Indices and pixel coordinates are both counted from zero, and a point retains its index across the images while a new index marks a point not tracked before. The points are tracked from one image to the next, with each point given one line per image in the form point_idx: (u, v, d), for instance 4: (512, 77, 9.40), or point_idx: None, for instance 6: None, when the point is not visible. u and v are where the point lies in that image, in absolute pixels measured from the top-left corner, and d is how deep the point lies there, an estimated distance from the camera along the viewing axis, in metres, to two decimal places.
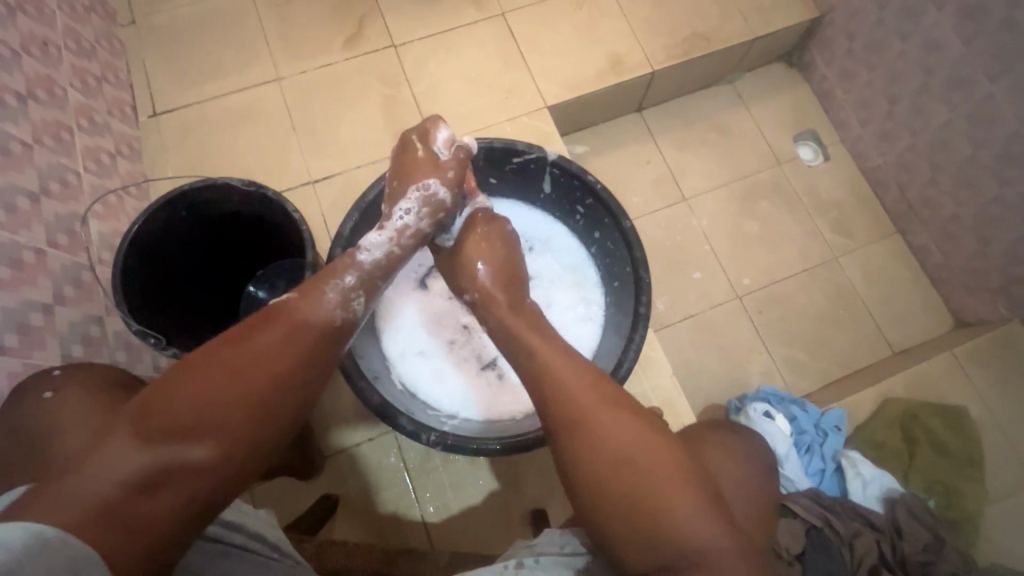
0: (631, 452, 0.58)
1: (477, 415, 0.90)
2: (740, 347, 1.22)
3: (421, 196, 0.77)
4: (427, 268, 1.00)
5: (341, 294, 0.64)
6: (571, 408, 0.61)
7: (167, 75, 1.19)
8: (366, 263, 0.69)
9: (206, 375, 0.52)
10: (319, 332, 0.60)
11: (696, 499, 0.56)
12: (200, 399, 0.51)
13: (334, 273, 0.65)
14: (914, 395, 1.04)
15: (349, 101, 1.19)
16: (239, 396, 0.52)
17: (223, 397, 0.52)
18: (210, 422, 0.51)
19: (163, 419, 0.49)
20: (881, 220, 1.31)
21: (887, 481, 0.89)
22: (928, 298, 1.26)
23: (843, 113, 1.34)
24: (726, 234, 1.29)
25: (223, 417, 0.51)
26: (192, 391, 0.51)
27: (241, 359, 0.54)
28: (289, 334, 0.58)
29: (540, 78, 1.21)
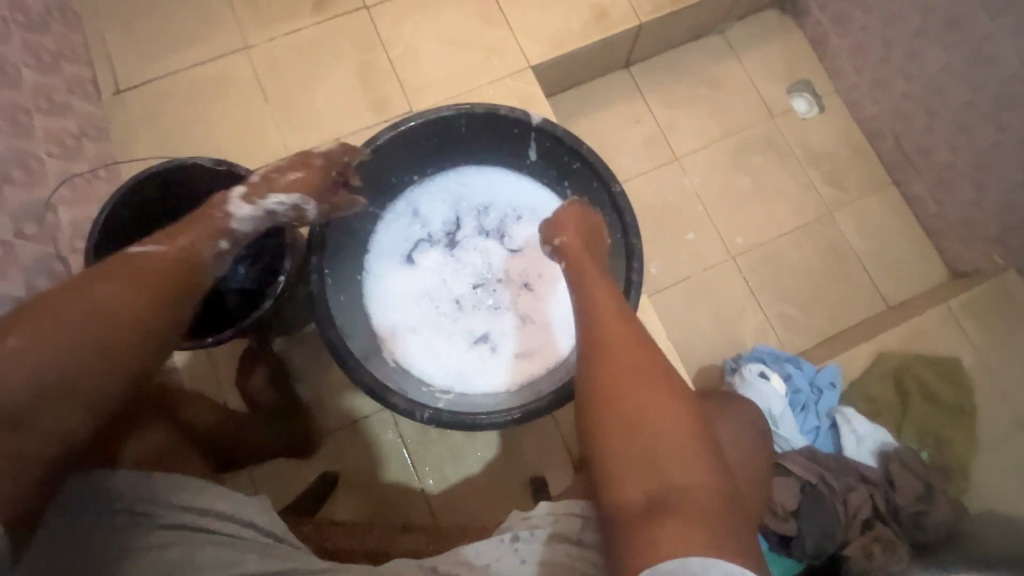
0: (640, 392, 0.57)
1: (472, 388, 0.90)
2: (734, 308, 1.21)
3: (299, 204, 0.76)
4: (411, 241, 0.97)
5: (216, 254, 0.66)
6: (599, 338, 0.62)
7: (126, 47, 1.13)
8: (236, 233, 0.69)
9: (44, 314, 0.50)
10: (175, 273, 0.60)
11: (686, 450, 0.55)
12: (33, 341, 0.48)
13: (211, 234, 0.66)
14: (908, 348, 1.04)
15: (322, 69, 1.14)
16: (86, 335, 0.51)
17: (52, 341, 0.49)
18: (35, 365, 0.48)
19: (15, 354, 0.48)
20: (877, 171, 1.28)
21: (879, 436, 0.89)
22: (923, 249, 1.24)
23: (837, 60, 1.29)
24: (718, 193, 1.26)
25: (59, 365, 0.49)
26: (24, 332, 0.48)
27: (84, 300, 0.52)
28: (141, 276, 0.57)
29: (522, 36, 1.15)
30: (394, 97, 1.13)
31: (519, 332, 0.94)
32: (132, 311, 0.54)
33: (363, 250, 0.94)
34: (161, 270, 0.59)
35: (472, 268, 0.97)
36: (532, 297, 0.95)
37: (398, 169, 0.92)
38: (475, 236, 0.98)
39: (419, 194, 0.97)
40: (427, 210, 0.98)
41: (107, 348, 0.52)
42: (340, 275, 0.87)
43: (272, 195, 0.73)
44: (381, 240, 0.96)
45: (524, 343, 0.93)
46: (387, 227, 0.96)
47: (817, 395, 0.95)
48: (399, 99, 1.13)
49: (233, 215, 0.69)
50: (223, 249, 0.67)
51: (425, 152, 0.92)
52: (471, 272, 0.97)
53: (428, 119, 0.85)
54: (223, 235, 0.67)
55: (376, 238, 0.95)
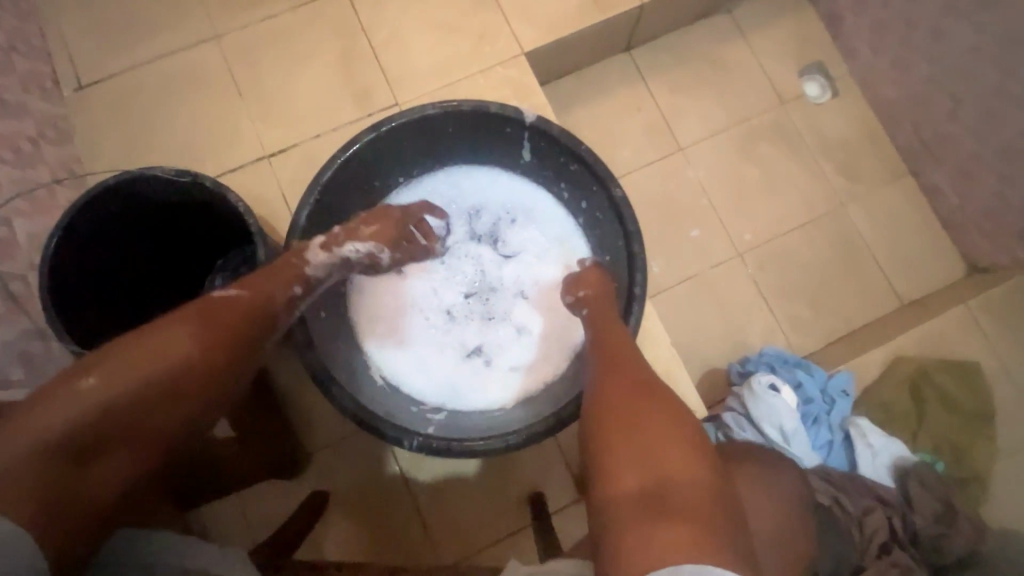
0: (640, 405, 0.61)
1: (465, 405, 0.85)
2: (742, 308, 1.15)
3: (372, 251, 0.79)
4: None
5: (288, 301, 0.69)
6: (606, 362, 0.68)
7: (87, 38, 1.04)
8: (309, 278, 0.71)
9: (123, 354, 0.54)
10: (252, 317, 0.64)
11: (678, 447, 0.58)
12: (113, 380, 0.53)
13: (286, 280, 0.69)
14: (926, 352, 0.99)
15: (299, 59, 1.05)
16: (173, 373, 0.56)
17: (131, 382, 0.54)
18: (113, 403, 0.52)
19: (114, 384, 0.53)
20: (893, 160, 1.21)
21: (895, 449, 0.85)
22: (940, 243, 1.18)
23: (853, 40, 1.20)
24: (725, 186, 1.19)
25: (134, 404, 0.54)
26: (105, 370, 0.53)
27: (159, 343, 0.56)
28: (221, 319, 0.61)
29: (514, 19, 1.06)
30: (377, 88, 1.05)
31: (515, 345, 0.89)
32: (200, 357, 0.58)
33: None
34: (232, 317, 0.62)
35: (464, 275, 0.91)
36: (528, 307, 0.90)
37: (380, 173, 0.85)
38: (466, 241, 0.91)
39: (405, 197, 0.91)
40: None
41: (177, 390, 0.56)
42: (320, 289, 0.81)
43: (348, 243, 0.76)
44: None
45: (521, 357, 0.88)
46: None
47: (827, 404, 0.91)
48: (383, 91, 1.05)
49: (310, 262, 0.71)
50: (297, 295, 0.70)
51: (409, 152, 0.85)
52: (463, 280, 0.91)
53: (411, 118, 0.78)
54: (298, 281, 0.70)
55: None
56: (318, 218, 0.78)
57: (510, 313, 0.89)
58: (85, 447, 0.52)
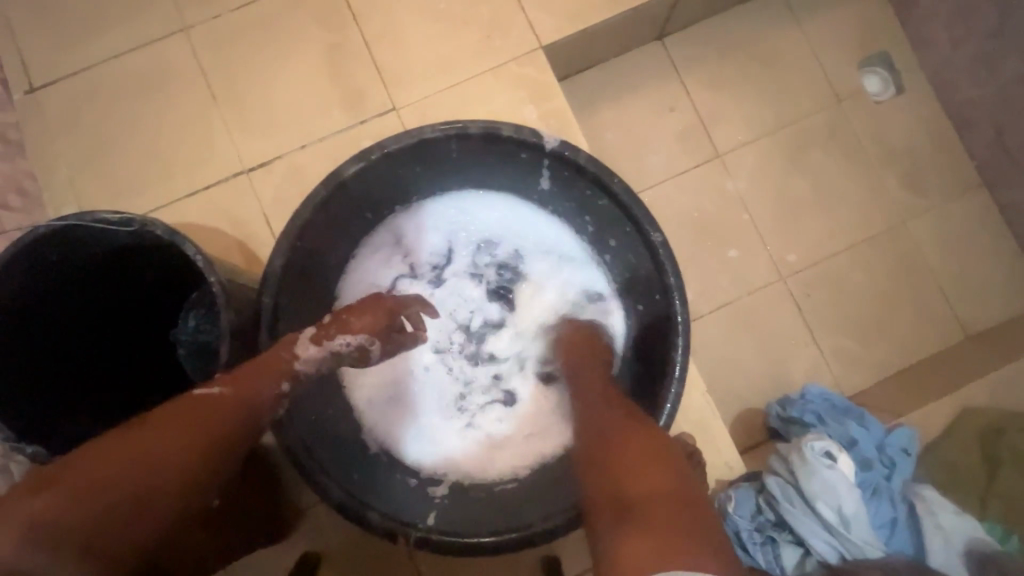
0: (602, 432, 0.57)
1: (469, 469, 0.74)
2: (784, 340, 1.02)
3: (365, 344, 0.66)
4: (389, 277, 0.78)
5: (276, 398, 0.58)
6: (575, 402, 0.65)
7: (40, 31, 0.91)
8: (297, 377, 0.60)
9: (86, 463, 0.46)
10: (234, 409, 0.54)
11: (642, 458, 0.51)
12: (70, 491, 0.44)
13: (270, 380, 0.58)
14: (1000, 403, 0.86)
15: (281, 56, 0.91)
16: (134, 479, 0.47)
17: (90, 497, 0.45)
18: (64, 523, 0.44)
19: (63, 497, 0.44)
20: (964, 171, 1.05)
21: (971, 530, 0.73)
22: (1013, 267, 1.03)
23: (925, 27, 1.03)
24: (768, 199, 1.05)
25: (90, 527, 0.44)
26: (62, 483, 0.45)
27: (128, 447, 0.48)
28: (199, 416, 0.52)
29: (530, 6, 0.91)
30: (372, 90, 0.90)
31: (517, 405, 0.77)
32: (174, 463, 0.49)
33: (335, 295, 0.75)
34: (216, 413, 0.53)
35: (460, 311, 0.79)
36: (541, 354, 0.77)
37: (372, 203, 0.72)
38: (464, 274, 0.80)
39: (406, 223, 0.78)
40: (416, 238, 0.79)
41: (146, 507, 0.47)
42: None
43: (338, 335, 0.64)
44: (354, 280, 0.76)
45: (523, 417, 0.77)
46: (360, 263, 0.77)
47: (887, 466, 0.80)
48: (378, 93, 0.90)
49: (298, 358, 0.60)
50: (285, 391, 0.59)
51: (405, 180, 0.72)
52: (462, 318, 0.79)
53: (407, 143, 0.65)
54: (285, 376, 0.59)
55: (348, 278, 0.76)
56: (298, 264, 0.65)
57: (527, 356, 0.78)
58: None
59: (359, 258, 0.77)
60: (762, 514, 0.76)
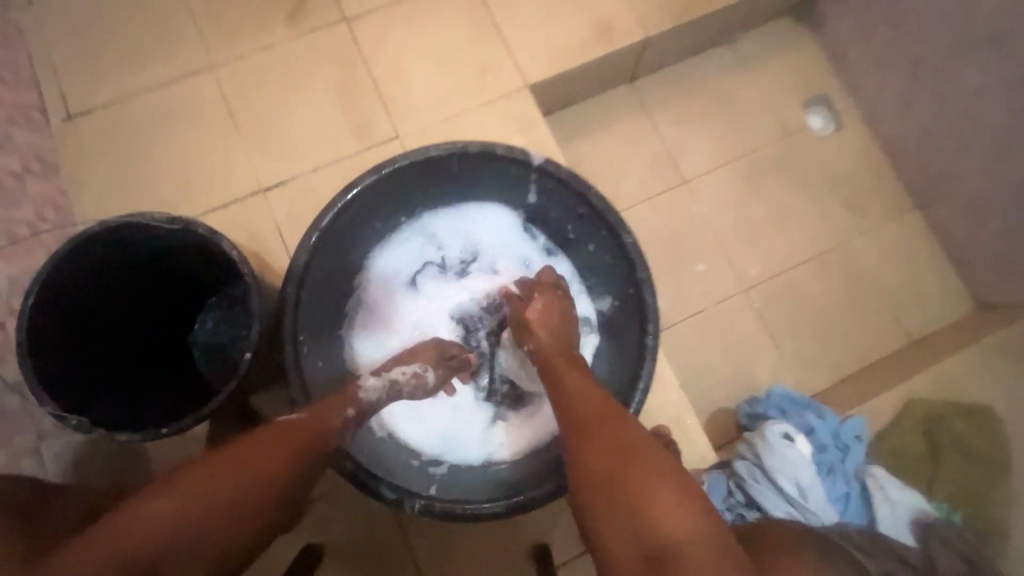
0: (614, 450, 0.55)
1: (463, 457, 0.80)
2: (749, 346, 1.12)
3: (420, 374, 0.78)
4: (419, 262, 0.89)
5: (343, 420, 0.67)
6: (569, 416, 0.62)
7: (80, 66, 1.01)
8: (364, 403, 0.70)
9: (203, 474, 0.53)
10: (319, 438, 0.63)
11: (663, 482, 0.51)
12: (190, 496, 0.51)
13: (340, 403, 0.67)
14: (939, 394, 0.97)
15: (298, 91, 1.03)
16: (239, 492, 0.54)
17: (207, 503, 0.52)
18: (182, 524, 0.50)
19: (184, 501, 0.51)
20: (898, 196, 1.20)
21: (914, 501, 0.82)
22: (947, 279, 1.16)
23: (856, 74, 1.20)
24: (730, 219, 1.17)
25: (202, 531, 0.51)
26: (184, 488, 0.51)
27: (236, 462, 0.55)
28: (293, 442, 0.60)
29: (517, 52, 1.05)
30: (378, 121, 1.02)
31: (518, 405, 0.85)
32: (269, 481, 0.56)
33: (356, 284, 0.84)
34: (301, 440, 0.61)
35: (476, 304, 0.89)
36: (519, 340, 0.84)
37: (381, 214, 0.82)
38: (486, 274, 0.90)
39: (436, 221, 0.88)
40: (449, 233, 0.89)
41: (242, 519, 0.54)
42: (320, 337, 0.78)
43: (396, 368, 0.77)
44: (385, 261, 0.87)
45: (527, 419, 0.83)
46: (395, 246, 0.87)
47: (841, 451, 0.88)
48: (383, 124, 1.02)
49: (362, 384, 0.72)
50: (350, 417, 0.68)
51: (411, 195, 0.82)
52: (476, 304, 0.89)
53: (416, 160, 0.76)
54: (349, 403, 0.68)
55: (378, 259, 0.86)
56: (318, 264, 0.75)
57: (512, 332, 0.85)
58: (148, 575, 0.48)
59: (394, 241, 0.86)
60: (733, 496, 0.83)
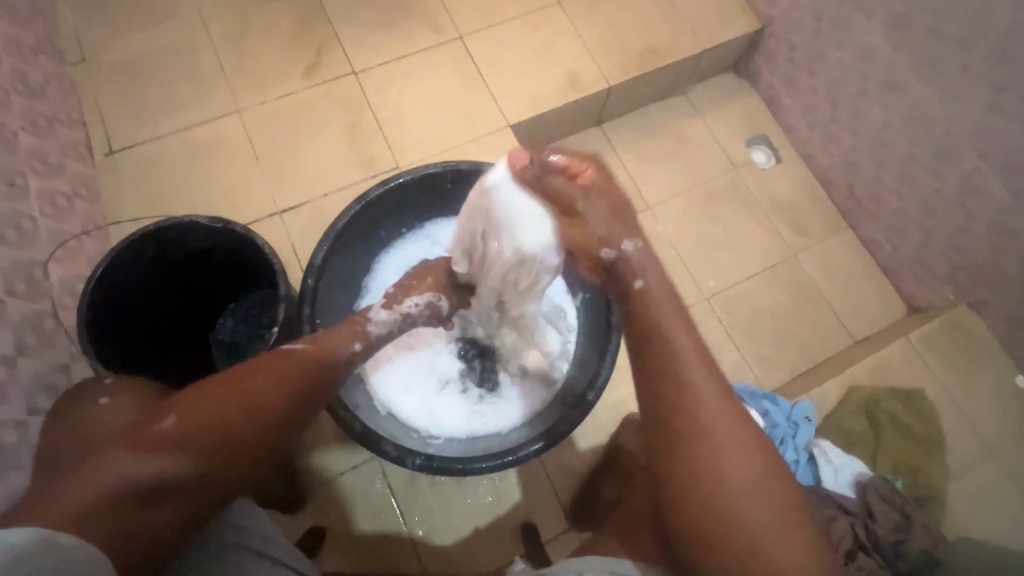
0: (737, 489, 0.54)
1: (447, 432, 0.91)
2: (712, 348, 1.25)
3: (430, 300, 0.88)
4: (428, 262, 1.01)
5: (348, 356, 0.74)
6: (678, 422, 0.58)
7: (121, 109, 1.16)
8: (371, 335, 0.78)
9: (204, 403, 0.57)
10: (316, 373, 0.68)
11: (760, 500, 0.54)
12: (189, 420, 0.55)
13: (343, 338, 0.75)
14: (877, 381, 1.10)
15: (313, 130, 1.19)
16: (238, 419, 0.58)
17: (203, 430, 0.55)
18: (181, 448, 0.54)
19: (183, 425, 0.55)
20: (833, 217, 1.38)
21: (856, 467, 0.96)
22: (881, 287, 1.33)
23: (789, 117, 1.41)
24: (690, 239, 1.34)
25: (198, 455, 0.55)
26: (178, 414, 0.55)
27: (236, 395, 0.59)
28: (293, 375, 0.64)
29: (501, 98, 1.24)
30: (382, 154, 1.19)
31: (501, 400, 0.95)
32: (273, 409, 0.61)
33: (365, 277, 0.98)
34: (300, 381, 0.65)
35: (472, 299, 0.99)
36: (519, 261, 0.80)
37: (384, 223, 0.96)
38: None
39: (440, 228, 1.02)
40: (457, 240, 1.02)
41: (236, 449, 0.57)
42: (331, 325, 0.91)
43: (406, 299, 0.85)
44: (395, 258, 1.00)
45: (509, 405, 0.95)
46: (405, 246, 1.01)
47: (792, 428, 1.01)
48: (386, 156, 1.19)
49: (370, 319, 0.79)
50: (355, 350, 0.75)
51: (413, 207, 0.97)
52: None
53: (418, 175, 0.91)
54: (358, 337, 0.76)
55: (388, 257, 1.00)
56: (332, 260, 0.88)
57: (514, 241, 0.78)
58: (148, 492, 0.52)
59: (406, 241, 1.01)
60: None
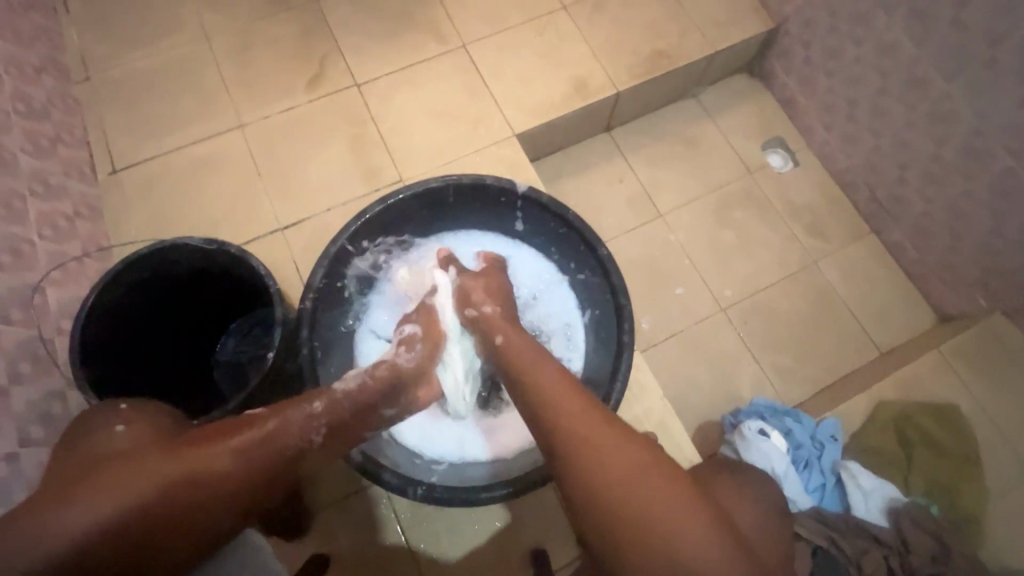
0: (624, 477, 0.56)
1: (434, 450, 0.89)
2: (730, 361, 1.20)
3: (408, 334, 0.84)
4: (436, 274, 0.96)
5: (308, 417, 0.66)
6: (572, 439, 0.60)
7: (123, 127, 1.15)
8: (336, 393, 0.70)
9: (115, 488, 0.53)
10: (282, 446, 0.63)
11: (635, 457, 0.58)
12: (150, 473, 0.54)
13: (307, 397, 0.68)
14: (906, 395, 1.04)
15: (315, 142, 1.16)
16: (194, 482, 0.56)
17: (110, 522, 0.52)
18: (84, 539, 0.51)
19: (144, 476, 0.54)
20: (856, 221, 1.32)
21: (888, 491, 0.92)
22: (908, 294, 1.26)
23: (807, 118, 1.36)
24: (705, 247, 1.29)
25: (104, 549, 0.51)
26: (139, 468, 0.54)
27: (167, 470, 0.55)
28: (256, 446, 0.61)
29: (506, 106, 1.20)
30: (384, 167, 1.16)
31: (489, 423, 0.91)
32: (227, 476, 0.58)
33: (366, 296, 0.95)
34: (260, 454, 0.61)
35: None
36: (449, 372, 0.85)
37: (384, 240, 0.93)
38: None
39: (443, 242, 0.98)
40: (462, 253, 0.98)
41: (148, 543, 0.53)
42: (331, 347, 0.88)
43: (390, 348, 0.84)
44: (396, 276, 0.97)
45: (493, 428, 0.91)
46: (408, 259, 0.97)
47: (817, 449, 0.98)
48: (389, 169, 1.16)
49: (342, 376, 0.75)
50: (315, 410, 0.67)
51: (414, 222, 0.94)
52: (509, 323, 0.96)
53: (418, 190, 0.88)
54: (318, 396, 0.68)
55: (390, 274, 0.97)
56: (330, 281, 0.86)
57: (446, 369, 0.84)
58: (80, 547, 0.50)
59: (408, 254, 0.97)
60: None
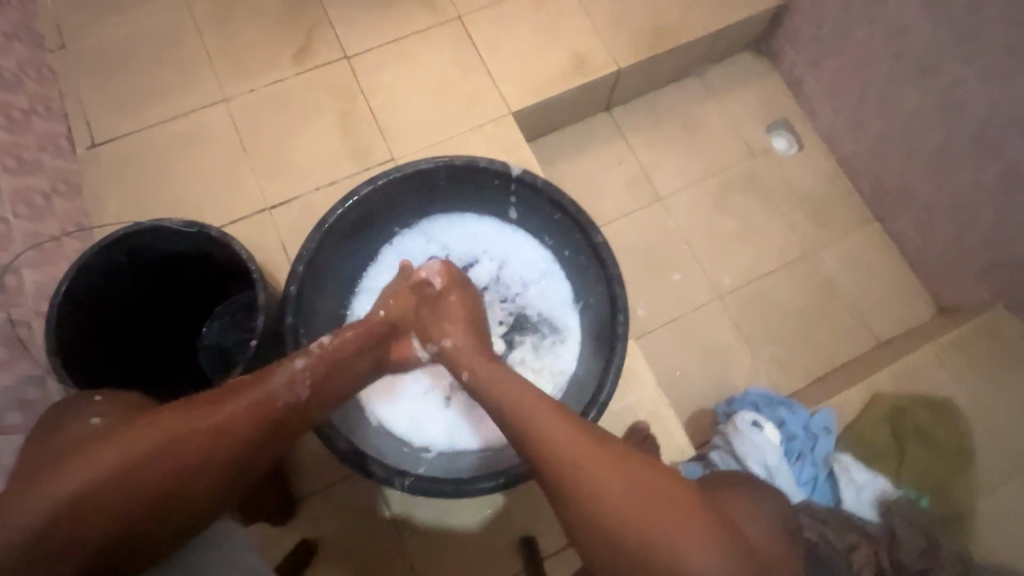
0: (626, 509, 0.55)
1: (425, 439, 0.87)
2: (725, 349, 1.19)
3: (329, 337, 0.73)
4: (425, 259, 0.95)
5: (291, 375, 0.66)
6: (558, 468, 0.58)
7: (102, 99, 1.10)
8: (316, 351, 0.70)
9: (95, 460, 0.53)
10: (266, 406, 0.63)
11: (626, 485, 0.56)
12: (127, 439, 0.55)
13: (288, 357, 0.68)
14: (902, 388, 1.04)
15: (302, 118, 1.12)
16: (173, 444, 0.56)
17: (95, 491, 0.52)
18: (71, 507, 0.51)
19: (120, 445, 0.54)
20: (859, 208, 1.29)
21: (878, 484, 0.94)
22: (909, 284, 1.24)
23: (813, 100, 1.31)
24: (704, 232, 1.26)
25: (86, 528, 0.51)
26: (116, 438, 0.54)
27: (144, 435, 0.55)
28: (237, 406, 0.61)
29: (501, 83, 1.16)
30: (374, 145, 1.11)
31: (479, 416, 0.89)
32: (210, 436, 0.58)
33: (354, 282, 0.92)
34: (242, 413, 0.61)
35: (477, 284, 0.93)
36: (414, 404, 0.89)
37: (372, 223, 0.90)
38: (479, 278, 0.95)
39: (435, 226, 0.96)
40: (452, 238, 0.96)
41: (137, 505, 0.53)
42: (320, 335, 0.85)
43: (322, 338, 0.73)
44: (386, 260, 0.94)
45: (484, 420, 0.89)
46: (402, 242, 0.95)
47: (810, 441, 0.98)
48: (378, 147, 1.11)
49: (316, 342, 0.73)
50: (299, 366, 0.67)
51: (404, 206, 0.91)
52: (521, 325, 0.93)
53: (407, 172, 0.85)
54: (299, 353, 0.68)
55: (380, 257, 0.94)
56: (316, 265, 0.83)
57: (409, 408, 0.89)
58: (70, 515, 0.51)
59: (401, 237, 0.95)
60: None
